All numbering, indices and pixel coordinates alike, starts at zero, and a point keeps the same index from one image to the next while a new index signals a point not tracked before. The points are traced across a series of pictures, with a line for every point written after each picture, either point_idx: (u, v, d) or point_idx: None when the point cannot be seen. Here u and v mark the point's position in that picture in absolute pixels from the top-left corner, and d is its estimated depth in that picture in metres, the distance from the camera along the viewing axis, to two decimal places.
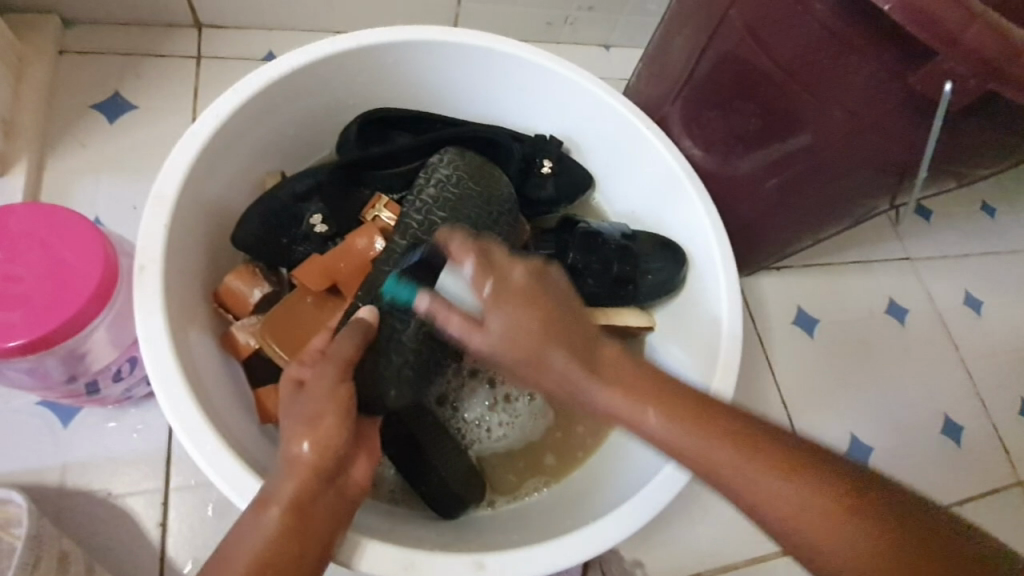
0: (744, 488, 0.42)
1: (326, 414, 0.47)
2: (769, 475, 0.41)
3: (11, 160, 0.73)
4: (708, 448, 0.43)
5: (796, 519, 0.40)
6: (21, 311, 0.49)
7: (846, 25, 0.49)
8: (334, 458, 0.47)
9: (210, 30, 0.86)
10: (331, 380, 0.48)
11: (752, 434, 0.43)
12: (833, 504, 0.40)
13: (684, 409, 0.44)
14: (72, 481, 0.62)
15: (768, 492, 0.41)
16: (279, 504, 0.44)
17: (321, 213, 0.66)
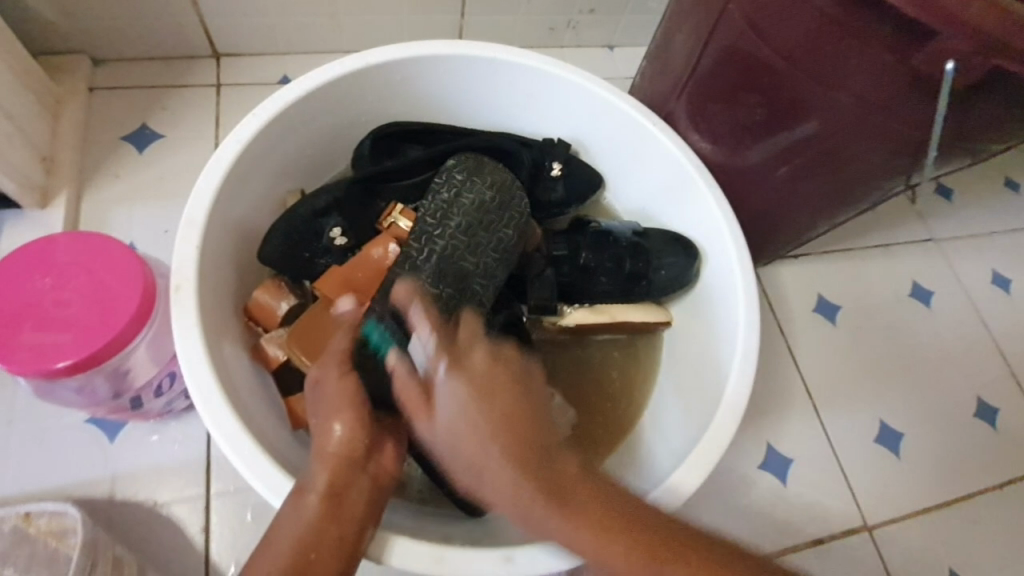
0: (660, 567, 0.49)
1: (343, 407, 0.51)
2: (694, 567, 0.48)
3: (52, 193, 0.77)
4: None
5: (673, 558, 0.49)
6: (69, 333, 0.52)
7: (845, 12, 0.49)
8: (361, 449, 0.50)
9: (228, 58, 0.90)
10: (338, 375, 0.53)
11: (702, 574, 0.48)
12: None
13: (650, 555, 0.49)
14: (121, 492, 0.66)
15: (682, 562, 0.49)
16: (314, 491, 0.47)
17: (341, 227, 0.69)
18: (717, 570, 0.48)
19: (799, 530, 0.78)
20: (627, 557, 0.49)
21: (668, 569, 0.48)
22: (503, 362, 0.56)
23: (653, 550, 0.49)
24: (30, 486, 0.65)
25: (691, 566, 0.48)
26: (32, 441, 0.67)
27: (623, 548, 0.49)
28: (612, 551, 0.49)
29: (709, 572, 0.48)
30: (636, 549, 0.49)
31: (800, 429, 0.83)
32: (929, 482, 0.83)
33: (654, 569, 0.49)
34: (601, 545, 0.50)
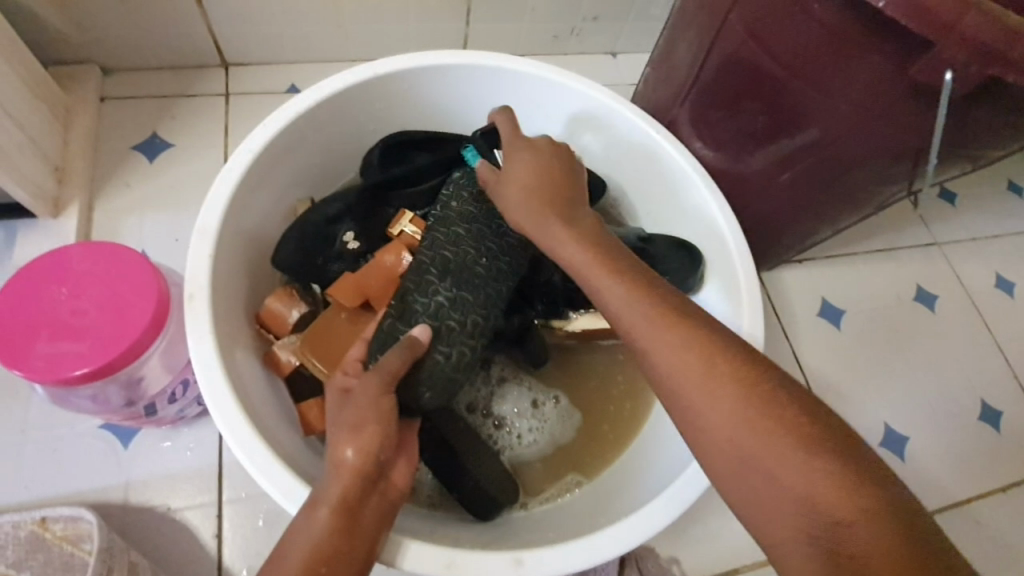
0: (754, 450, 0.43)
1: (367, 421, 0.50)
2: (779, 431, 0.43)
3: (65, 202, 0.78)
4: (680, 354, 0.46)
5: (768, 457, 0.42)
6: (86, 342, 0.53)
7: (845, 23, 0.50)
8: (375, 463, 0.50)
9: (236, 68, 0.91)
10: (375, 390, 0.52)
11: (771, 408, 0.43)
12: (825, 476, 0.40)
13: (702, 350, 0.46)
14: (134, 497, 0.67)
15: (779, 465, 0.42)
16: (328, 506, 0.47)
17: (353, 231, 0.70)
18: (812, 433, 0.42)
19: None
20: (677, 343, 0.47)
21: (768, 429, 0.43)
22: (561, 152, 0.63)
23: (725, 406, 0.44)
24: (45, 493, 0.66)
25: (742, 415, 0.44)
26: (46, 448, 0.67)
27: (688, 351, 0.46)
28: (679, 352, 0.46)
29: (762, 426, 0.43)
30: (681, 333, 0.47)
31: None
32: (934, 485, 0.83)
33: (715, 396, 0.45)
34: (682, 359, 0.46)
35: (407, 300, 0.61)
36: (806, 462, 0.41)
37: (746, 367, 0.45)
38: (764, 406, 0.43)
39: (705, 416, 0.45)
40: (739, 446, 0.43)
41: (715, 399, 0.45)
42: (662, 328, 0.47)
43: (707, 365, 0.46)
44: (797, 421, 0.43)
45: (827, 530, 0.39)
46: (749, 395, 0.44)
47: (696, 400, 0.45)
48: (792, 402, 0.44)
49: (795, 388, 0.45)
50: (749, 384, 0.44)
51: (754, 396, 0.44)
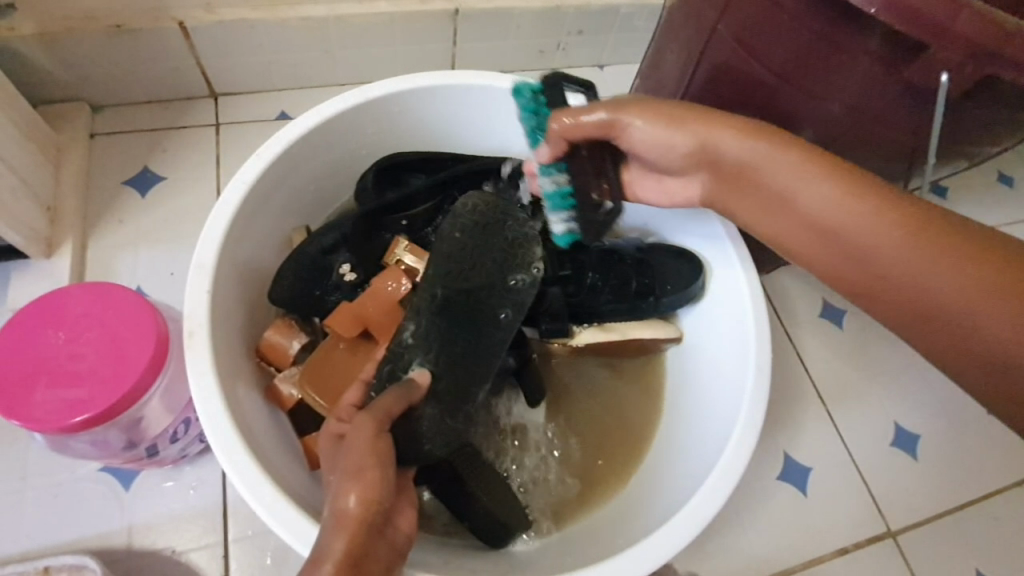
0: (874, 245, 0.45)
1: (368, 464, 0.46)
2: (899, 234, 0.44)
3: (57, 241, 0.78)
4: (790, 166, 0.49)
5: (894, 252, 0.44)
6: (85, 387, 0.52)
7: (834, 29, 0.50)
8: (380, 512, 0.46)
9: (225, 98, 0.91)
10: (371, 430, 0.49)
11: (905, 210, 0.45)
12: (976, 258, 0.41)
13: (824, 164, 0.48)
14: (138, 542, 0.65)
15: (918, 267, 0.43)
16: (332, 562, 0.42)
17: (349, 262, 0.69)
18: (951, 233, 0.43)
19: (825, 536, 0.75)
20: (802, 166, 0.49)
21: (894, 217, 0.45)
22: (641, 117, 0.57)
23: (841, 210, 0.47)
24: (46, 542, 0.64)
25: (897, 231, 0.44)
26: (46, 495, 0.66)
27: (801, 168, 0.49)
28: (781, 164, 0.50)
29: (894, 228, 0.45)
30: (818, 160, 0.49)
31: (809, 450, 0.79)
32: (957, 484, 0.80)
33: (817, 199, 0.48)
34: (801, 174, 0.49)
35: (404, 345, 0.60)
36: (950, 258, 0.42)
37: (899, 203, 0.45)
38: (921, 225, 0.44)
39: (815, 215, 0.49)
40: (899, 259, 0.44)
41: (874, 233, 0.45)
42: (740, 137, 0.51)
43: (817, 168, 0.48)
44: (952, 223, 0.43)
45: (963, 307, 0.41)
46: (917, 224, 0.44)
47: (860, 239, 0.46)
48: (945, 227, 0.43)
49: (905, 193, 0.46)
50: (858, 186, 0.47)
51: (878, 204, 0.45)
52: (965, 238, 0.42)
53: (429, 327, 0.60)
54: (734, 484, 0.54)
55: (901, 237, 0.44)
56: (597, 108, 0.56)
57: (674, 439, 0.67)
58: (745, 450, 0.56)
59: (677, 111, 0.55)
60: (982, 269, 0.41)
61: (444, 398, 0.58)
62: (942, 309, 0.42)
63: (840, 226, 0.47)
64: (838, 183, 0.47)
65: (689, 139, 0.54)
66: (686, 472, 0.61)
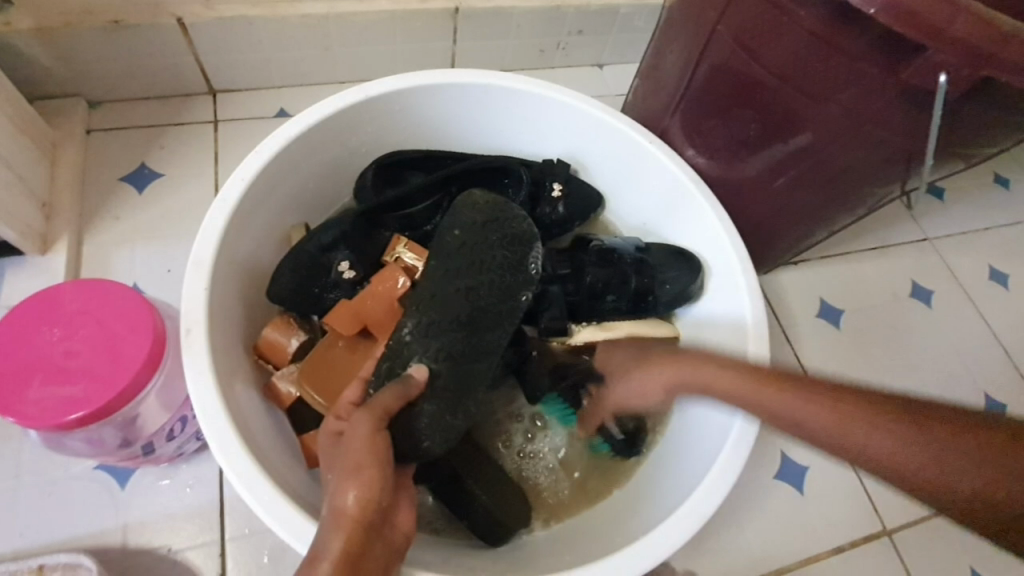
0: (831, 435, 0.47)
1: (365, 463, 0.47)
2: (845, 418, 0.47)
3: (53, 237, 0.77)
4: (769, 404, 0.51)
5: (889, 459, 0.45)
6: (81, 384, 0.52)
7: (834, 31, 0.50)
8: (378, 511, 0.47)
9: (224, 95, 0.90)
10: (368, 428, 0.49)
11: (821, 394, 0.49)
12: (945, 432, 0.45)
13: (767, 381, 0.52)
14: (133, 540, 0.65)
15: (883, 450, 0.46)
16: (329, 561, 0.43)
17: (348, 260, 0.68)
18: (896, 416, 0.46)
19: (822, 536, 0.75)
20: (776, 397, 0.50)
21: (844, 405, 0.48)
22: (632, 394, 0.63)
23: (824, 430, 0.48)
24: (40, 540, 0.64)
25: (849, 421, 0.47)
26: (40, 493, 0.65)
27: (766, 391, 0.51)
28: (799, 408, 0.49)
29: (875, 433, 0.46)
30: (779, 387, 0.51)
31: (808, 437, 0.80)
32: None
33: (788, 415, 0.50)
34: (777, 401, 0.50)
35: (403, 341, 0.60)
36: (952, 442, 0.44)
37: (825, 391, 0.49)
38: (857, 403, 0.47)
39: (806, 433, 0.49)
40: (864, 440, 0.46)
41: (852, 429, 0.47)
42: (759, 394, 0.51)
43: (781, 393, 0.50)
44: (883, 401, 0.47)
45: (963, 490, 0.44)
46: (851, 409, 0.47)
47: (832, 433, 0.47)
48: (885, 405, 0.47)
49: (798, 377, 0.51)
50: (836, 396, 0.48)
51: (853, 408, 0.47)
52: (899, 412, 0.46)
53: (428, 324, 0.60)
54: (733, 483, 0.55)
55: (864, 423, 0.46)
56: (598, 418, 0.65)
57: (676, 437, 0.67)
58: (743, 447, 0.56)
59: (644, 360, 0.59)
60: (952, 443, 0.44)
61: (444, 394, 0.58)
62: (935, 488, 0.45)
63: (810, 428, 0.49)
64: (803, 396, 0.49)
65: (657, 381, 0.57)
66: (685, 470, 0.61)
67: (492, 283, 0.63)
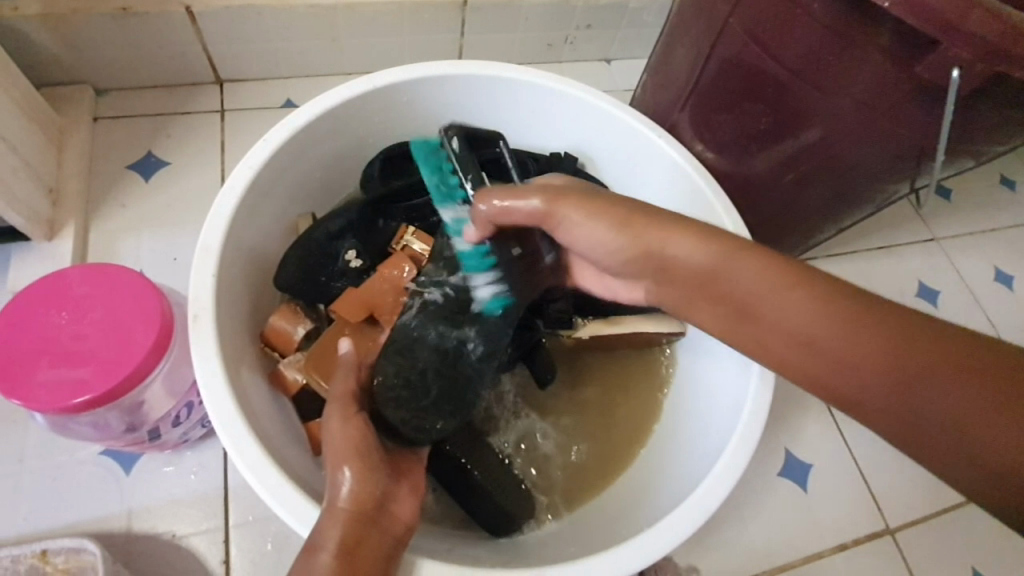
0: (792, 319, 0.45)
1: (343, 455, 0.50)
2: (807, 305, 0.45)
3: (59, 223, 0.77)
4: (730, 267, 0.48)
5: (846, 362, 0.43)
6: (88, 368, 0.52)
7: (846, 23, 0.50)
8: (369, 498, 0.49)
9: (231, 84, 0.90)
10: (340, 419, 0.52)
11: (797, 276, 0.46)
12: (914, 344, 0.41)
13: (729, 245, 0.48)
14: (137, 526, 0.65)
15: (857, 354, 0.42)
16: (326, 549, 0.46)
17: (356, 249, 0.69)
18: (861, 314, 0.43)
19: (825, 534, 0.75)
20: (731, 253, 0.48)
21: (804, 290, 0.45)
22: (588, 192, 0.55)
23: (777, 298, 0.46)
24: (44, 524, 0.64)
25: (810, 309, 0.45)
26: (45, 478, 0.66)
27: (737, 252, 0.48)
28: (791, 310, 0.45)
29: (829, 314, 0.44)
30: (740, 248, 0.48)
31: (811, 436, 0.80)
32: None
33: (753, 295, 0.47)
34: (740, 270, 0.47)
35: (410, 326, 0.59)
36: (956, 372, 0.39)
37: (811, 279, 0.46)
38: (831, 300, 0.44)
39: (760, 314, 0.47)
40: (815, 330, 0.44)
41: (809, 314, 0.45)
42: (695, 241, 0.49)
43: (747, 255, 0.47)
44: (856, 303, 0.43)
45: (944, 415, 0.39)
46: (821, 298, 0.44)
47: (797, 323, 0.45)
48: (864, 308, 0.43)
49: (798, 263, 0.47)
50: (828, 303, 0.44)
51: (855, 326, 0.43)
52: (874, 313, 0.43)
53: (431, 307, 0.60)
54: (739, 477, 0.54)
55: (839, 322, 0.43)
56: (529, 193, 0.55)
57: (684, 429, 0.66)
58: (750, 440, 0.56)
59: (615, 212, 0.52)
60: (917, 357, 0.40)
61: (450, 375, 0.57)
62: (905, 406, 0.41)
63: (769, 314, 0.47)
64: (767, 269, 0.47)
65: (626, 237, 0.51)
66: (694, 461, 0.61)
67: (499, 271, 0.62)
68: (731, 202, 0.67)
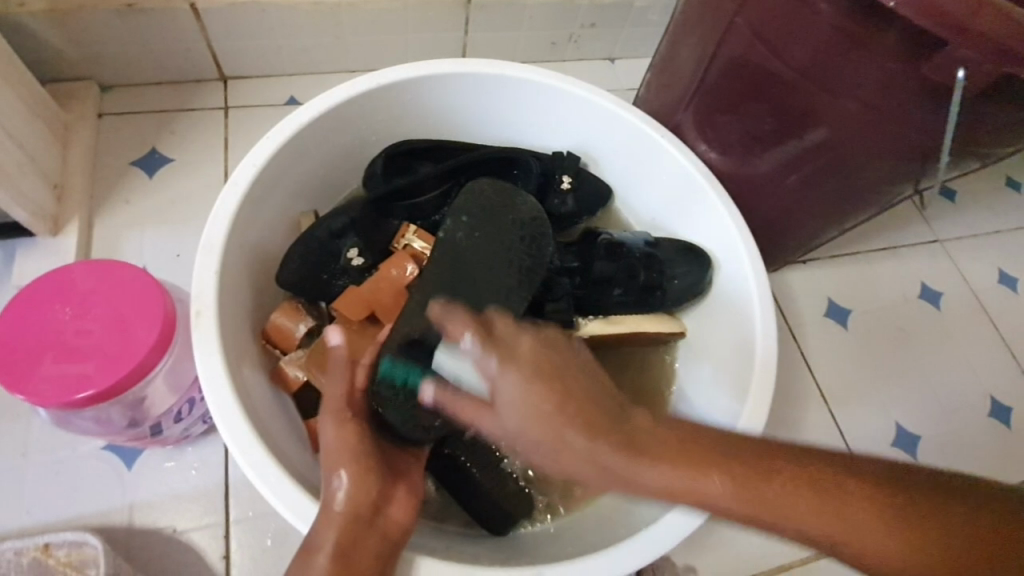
0: (748, 510, 0.42)
1: (341, 460, 0.50)
2: (765, 495, 0.41)
3: (63, 220, 0.77)
4: (677, 471, 0.43)
5: (801, 523, 0.41)
6: (90, 363, 0.52)
7: (853, 23, 0.50)
8: (365, 502, 0.49)
9: (235, 81, 0.90)
10: (337, 424, 0.52)
11: (748, 471, 0.42)
12: (875, 511, 0.40)
13: (669, 447, 0.44)
14: (139, 520, 0.65)
15: (823, 535, 0.40)
16: (323, 553, 0.47)
17: (358, 247, 0.69)
18: (821, 505, 0.40)
19: None
20: (675, 459, 0.43)
21: (772, 489, 0.41)
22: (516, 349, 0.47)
23: (740, 503, 0.42)
24: (47, 518, 0.64)
25: (765, 492, 0.41)
26: (48, 472, 0.66)
27: (676, 467, 0.43)
28: (767, 502, 0.41)
29: (789, 503, 0.41)
30: (686, 451, 0.44)
31: None
32: None
33: (701, 483, 0.42)
34: (689, 475, 0.43)
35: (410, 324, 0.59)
36: (894, 516, 0.39)
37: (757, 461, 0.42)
38: (793, 488, 0.41)
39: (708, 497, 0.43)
40: (778, 519, 0.41)
41: (768, 494, 0.41)
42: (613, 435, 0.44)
43: (702, 462, 0.43)
44: (813, 485, 0.41)
45: (892, 575, 0.40)
46: (786, 486, 0.41)
47: (752, 502, 0.42)
48: (819, 466, 0.42)
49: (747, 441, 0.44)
50: (794, 483, 0.41)
51: (819, 520, 0.40)
52: (839, 493, 0.40)
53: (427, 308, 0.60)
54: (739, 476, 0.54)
55: (803, 514, 0.41)
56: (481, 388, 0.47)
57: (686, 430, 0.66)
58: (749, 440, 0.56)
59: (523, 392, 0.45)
60: (876, 510, 0.40)
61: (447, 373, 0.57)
62: (858, 546, 0.40)
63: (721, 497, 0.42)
64: (716, 466, 0.42)
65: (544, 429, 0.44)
66: None
67: (502, 271, 0.62)
68: (733, 202, 0.66)
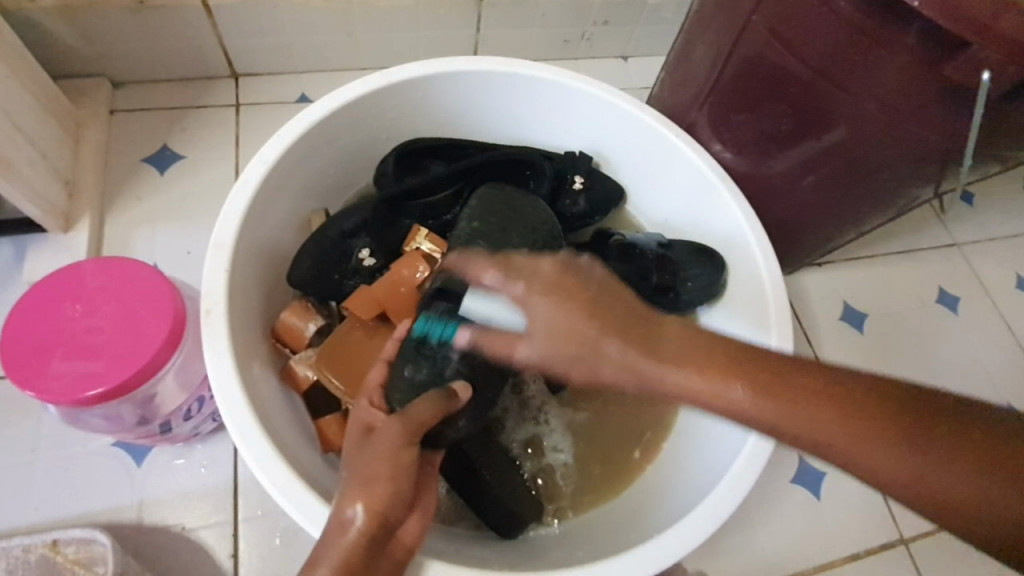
0: (814, 438, 0.41)
1: (380, 474, 0.46)
2: (827, 421, 0.41)
3: (75, 216, 0.78)
4: (767, 407, 0.41)
5: (855, 458, 0.40)
6: (101, 361, 0.52)
7: (874, 21, 0.49)
8: (386, 522, 0.46)
9: (246, 78, 0.90)
10: (398, 438, 0.48)
11: (810, 393, 0.41)
12: (927, 446, 0.39)
13: (741, 375, 0.42)
14: (148, 517, 0.65)
15: (879, 468, 0.40)
16: (330, 567, 0.43)
17: (369, 248, 0.69)
18: (882, 430, 0.40)
19: (838, 543, 0.74)
20: (764, 396, 0.42)
21: (833, 420, 0.40)
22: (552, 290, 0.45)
23: (802, 431, 0.41)
24: (57, 514, 0.65)
25: (829, 422, 0.41)
26: (58, 468, 0.66)
27: (843, 415, 0.40)
28: (828, 432, 0.40)
29: (842, 430, 0.40)
30: (753, 379, 0.42)
31: None
32: None
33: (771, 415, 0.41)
34: (753, 405, 0.42)
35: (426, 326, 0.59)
36: (950, 452, 0.39)
37: (821, 392, 0.41)
38: (847, 411, 0.41)
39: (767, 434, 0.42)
40: (836, 447, 0.40)
41: (830, 428, 0.41)
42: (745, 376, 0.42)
43: (805, 399, 0.41)
44: (872, 412, 0.40)
45: (948, 506, 0.39)
46: (840, 411, 0.41)
47: (809, 434, 0.41)
48: (877, 392, 0.41)
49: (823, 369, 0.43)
50: (849, 408, 0.41)
51: (871, 446, 0.40)
52: (892, 414, 0.40)
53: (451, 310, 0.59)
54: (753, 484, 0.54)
55: (856, 441, 0.40)
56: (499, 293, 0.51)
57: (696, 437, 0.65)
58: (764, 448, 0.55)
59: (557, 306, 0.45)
60: (925, 442, 0.39)
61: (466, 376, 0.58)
62: (908, 482, 0.40)
63: (787, 429, 0.41)
64: (774, 392, 0.42)
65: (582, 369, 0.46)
66: (709, 469, 0.60)
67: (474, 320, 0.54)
68: (747, 201, 0.65)
